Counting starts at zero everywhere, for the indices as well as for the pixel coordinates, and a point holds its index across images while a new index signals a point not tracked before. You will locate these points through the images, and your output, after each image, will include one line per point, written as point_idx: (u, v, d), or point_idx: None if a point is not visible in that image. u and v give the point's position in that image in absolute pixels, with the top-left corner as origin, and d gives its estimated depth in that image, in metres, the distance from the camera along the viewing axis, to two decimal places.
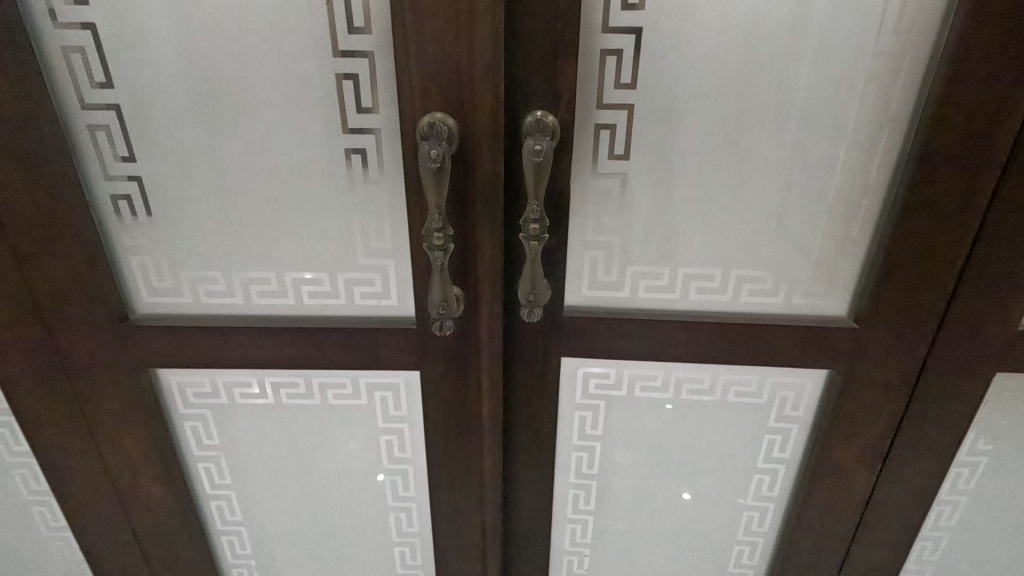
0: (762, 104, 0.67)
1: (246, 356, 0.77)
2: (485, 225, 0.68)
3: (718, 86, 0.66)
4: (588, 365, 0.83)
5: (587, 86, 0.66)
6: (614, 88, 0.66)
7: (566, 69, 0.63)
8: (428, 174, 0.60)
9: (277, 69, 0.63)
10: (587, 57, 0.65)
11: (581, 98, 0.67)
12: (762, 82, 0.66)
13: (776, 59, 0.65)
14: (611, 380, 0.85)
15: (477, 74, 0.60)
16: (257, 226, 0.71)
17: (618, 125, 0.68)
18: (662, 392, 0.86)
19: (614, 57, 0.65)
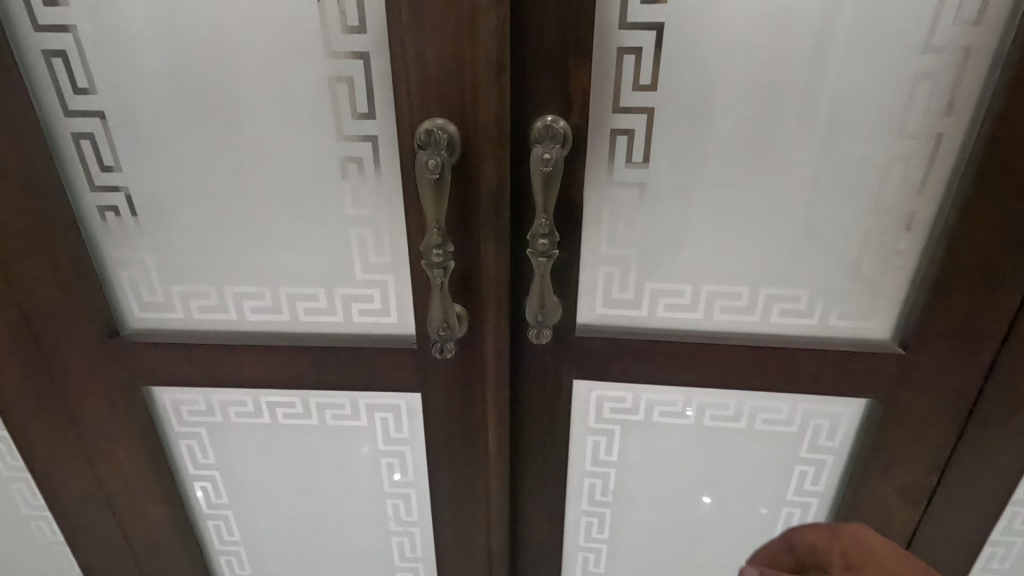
0: (799, 106, 0.60)
1: (241, 375, 0.73)
2: (489, 241, 0.62)
3: (750, 87, 0.60)
4: (602, 388, 0.78)
5: (602, 88, 0.60)
6: (633, 90, 0.60)
7: (579, 70, 0.58)
8: (426, 187, 0.55)
9: (266, 73, 0.58)
10: (603, 56, 0.59)
11: (596, 101, 0.61)
12: (799, 83, 0.59)
13: (815, 57, 0.58)
14: (627, 405, 0.79)
15: (481, 77, 0.55)
16: (248, 239, 0.67)
17: (637, 131, 0.62)
18: (683, 418, 0.79)
19: (633, 56, 0.59)
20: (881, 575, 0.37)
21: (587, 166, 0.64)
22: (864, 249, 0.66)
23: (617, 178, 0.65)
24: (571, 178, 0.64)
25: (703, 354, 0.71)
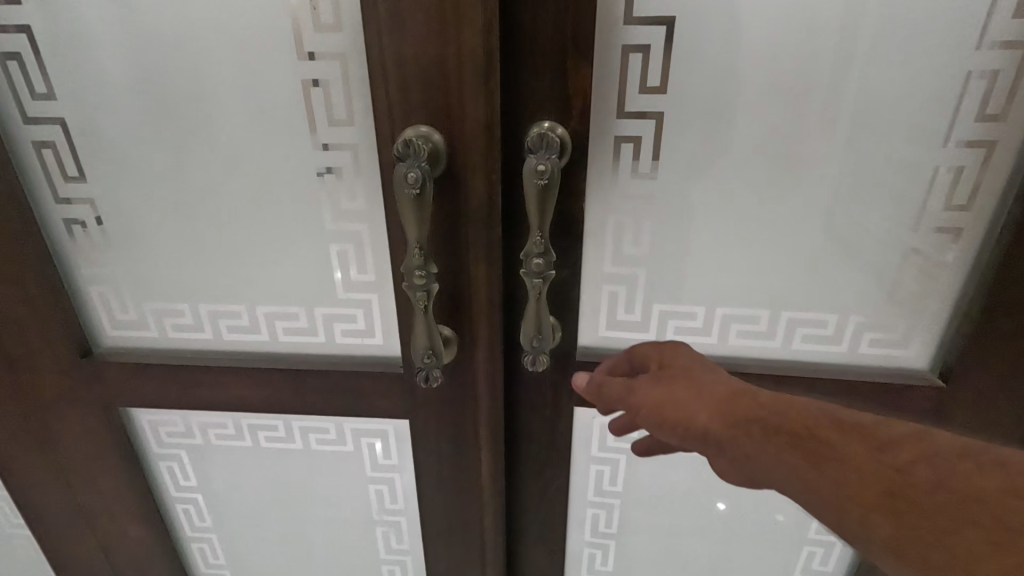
0: (829, 110, 0.53)
1: (219, 397, 0.69)
2: (480, 260, 0.57)
3: (773, 89, 0.53)
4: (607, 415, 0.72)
5: (606, 90, 0.54)
6: (641, 93, 0.54)
7: (578, 71, 0.52)
8: (406, 202, 0.49)
9: (234, 75, 0.53)
10: (606, 55, 0.53)
11: (598, 105, 0.55)
12: (828, 85, 0.53)
13: (848, 54, 0.51)
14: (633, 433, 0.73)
15: (467, 80, 0.49)
16: (220, 254, 0.61)
17: (645, 138, 0.56)
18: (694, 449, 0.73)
19: (640, 54, 0.53)
20: (684, 369, 0.46)
21: (589, 177, 0.58)
22: (900, 270, 0.59)
23: (623, 190, 0.59)
24: (572, 190, 0.58)
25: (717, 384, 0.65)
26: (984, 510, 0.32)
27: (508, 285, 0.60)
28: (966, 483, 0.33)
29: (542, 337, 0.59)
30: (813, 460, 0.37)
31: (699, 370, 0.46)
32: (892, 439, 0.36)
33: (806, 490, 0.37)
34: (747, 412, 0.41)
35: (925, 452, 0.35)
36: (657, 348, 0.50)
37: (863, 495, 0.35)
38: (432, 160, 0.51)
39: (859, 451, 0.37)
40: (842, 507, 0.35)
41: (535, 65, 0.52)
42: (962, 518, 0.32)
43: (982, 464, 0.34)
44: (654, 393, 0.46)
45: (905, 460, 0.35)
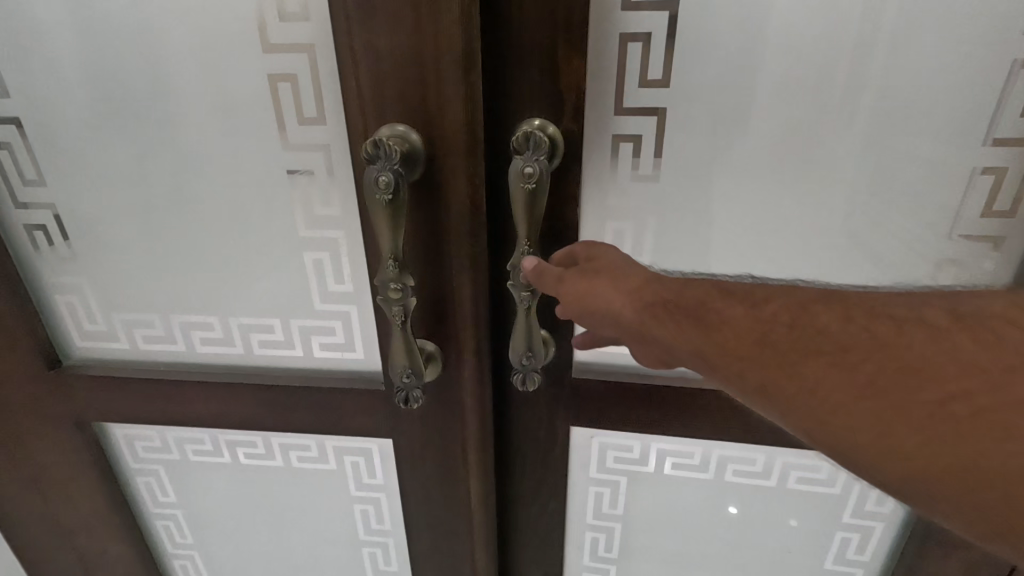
0: (853, 105, 0.48)
1: (193, 413, 0.65)
2: (463, 270, 0.52)
3: (789, 82, 0.48)
4: (606, 434, 0.67)
5: (602, 85, 0.49)
6: (641, 87, 0.49)
7: (571, 62, 0.48)
8: (378, 209, 0.44)
9: (195, 69, 0.49)
10: (602, 46, 0.48)
11: (593, 100, 0.50)
12: (852, 77, 0.47)
13: (874, 40, 0.45)
14: (635, 454, 0.68)
15: (445, 75, 0.44)
16: (189, 262, 0.57)
17: (646, 137, 0.51)
18: (701, 472, 0.69)
19: (640, 43, 0.48)
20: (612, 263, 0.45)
21: (585, 180, 0.53)
22: (930, 283, 0.54)
23: (623, 193, 0.54)
24: (566, 194, 0.53)
25: (728, 405, 0.61)
26: (847, 343, 0.32)
27: (495, 296, 0.55)
28: (819, 320, 0.34)
29: (533, 354, 0.55)
30: (706, 329, 0.37)
31: (613, 256, 0.45)
32: (759, 293, 0.37)
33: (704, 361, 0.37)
34: (643, 289, 0.41)
35: (784, 298, 0.36)
36: (588, 246, 0.47)
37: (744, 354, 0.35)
38: (406, 160, 0.46)
39: (732, 307, 0.37)
40: (716, 358, 0.36)
41: (524, 59, 0.48)
42: (812, 350, 0.33)
43: (831, 301, 0.35)
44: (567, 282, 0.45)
45: (771, 308, 0.36)
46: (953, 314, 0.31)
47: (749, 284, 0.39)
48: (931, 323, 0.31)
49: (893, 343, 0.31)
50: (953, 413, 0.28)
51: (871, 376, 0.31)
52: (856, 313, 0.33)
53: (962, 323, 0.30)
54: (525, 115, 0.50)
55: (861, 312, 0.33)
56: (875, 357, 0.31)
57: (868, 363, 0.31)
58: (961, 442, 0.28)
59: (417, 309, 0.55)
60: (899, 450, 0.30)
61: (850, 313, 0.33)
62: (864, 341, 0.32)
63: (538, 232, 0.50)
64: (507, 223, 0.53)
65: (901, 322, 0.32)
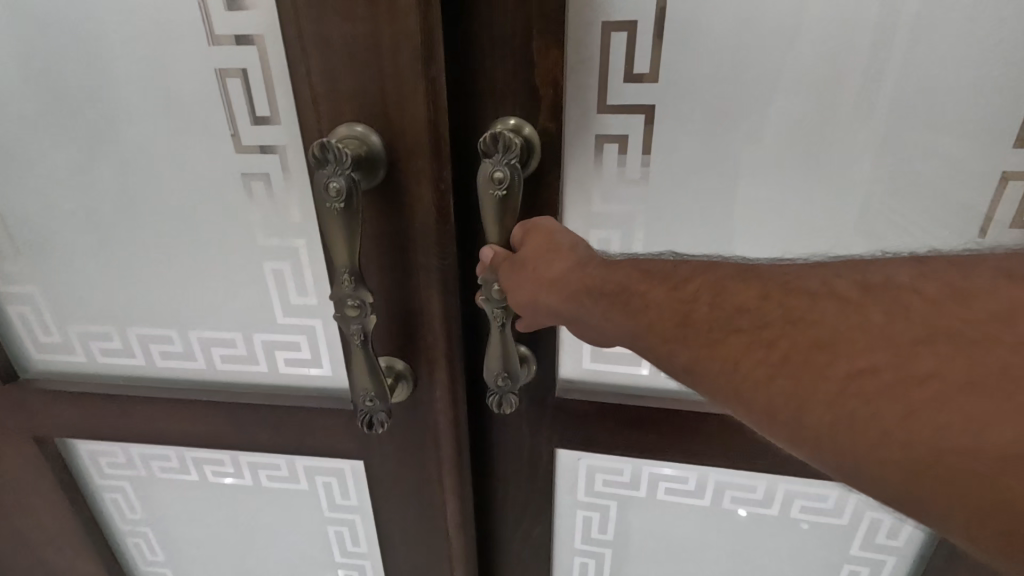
0: (864, 101, 0.42)
1: (155, 431, 0.61)
2: (431, 285, 0.48)
3: (793, 75, 0.43)
4: (594, 457, 0.62)
5: (584, 81, 0.45)
6: (626, 82, 0.45)
7: (548, 55, 0.44)
8: (332, 218, 0.40)
9: (138, 64, 0.45)
10: (582, 37, 0.44)
11: (574, 98, 0.46)
12: (864, 70, 0.42)
13: (889, 27, 0.40)
14: (625, 478, 0.64)
15: (405, 71, 0.40)
16: (143, 272, 0.54)
17: (632, 137, 0.46)
18: (696, 499, 0.64)
19: (625, 33, 0.43)
20: (551, 255, 0.43)
21: (566, 185, 0.49)
22: None
23: (607, 200, 0.49)
24: (544, 201, 0.49)
25: (725, 429, 0.56)
26: (763, 317, 0.30)
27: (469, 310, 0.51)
28: (736, 298, 0.32)
29: (509, 374, 0.51)
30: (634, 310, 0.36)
31: (544, 238, 0.44)
32: (682, 272, 0.36)
33: (639, 340, 0.36)
34: (573, 276, 0.41)
35: (703, 277, 0.34)
36: (525, 228, 0.46)
37: (669, 334, 0.34)
38: (361, 163, 0.42)
39: (652, 288, 0.36)
40: (647, 338, 0.35)
41: (496, 54, 0.44)
42: (730, 328, 0.31)
43: (750, 277, 0.33)
44: (506, 273, 0.45)
45: (688, 286, 0.34)
46: (865, 285, 0.29)
47: (673, 263, 0.37)
48: (842, 295, 0.29)
49: (803, 317, 0.29)
50: (867, 389, 0.25)
51: (787, 351, 0.28)
52: (772, 287, 0.31)
53: (873, 296, 0.28)
54: (499, 115, 0.46)
55: (777, 286, 0.31)
56: (789, 332, 0.29)
57: (782, 339, 0.29)
58: (881, 416, 0.25)
59: (380, 323, 0.51)
60: (818, 431, 0.27)
61: (766, 289, 0.31)
62: (777, 316, 0.30)
63: (509, 240, 0.46)
64: (479, 230, 0.49)
65: (813, 295, 0.30)
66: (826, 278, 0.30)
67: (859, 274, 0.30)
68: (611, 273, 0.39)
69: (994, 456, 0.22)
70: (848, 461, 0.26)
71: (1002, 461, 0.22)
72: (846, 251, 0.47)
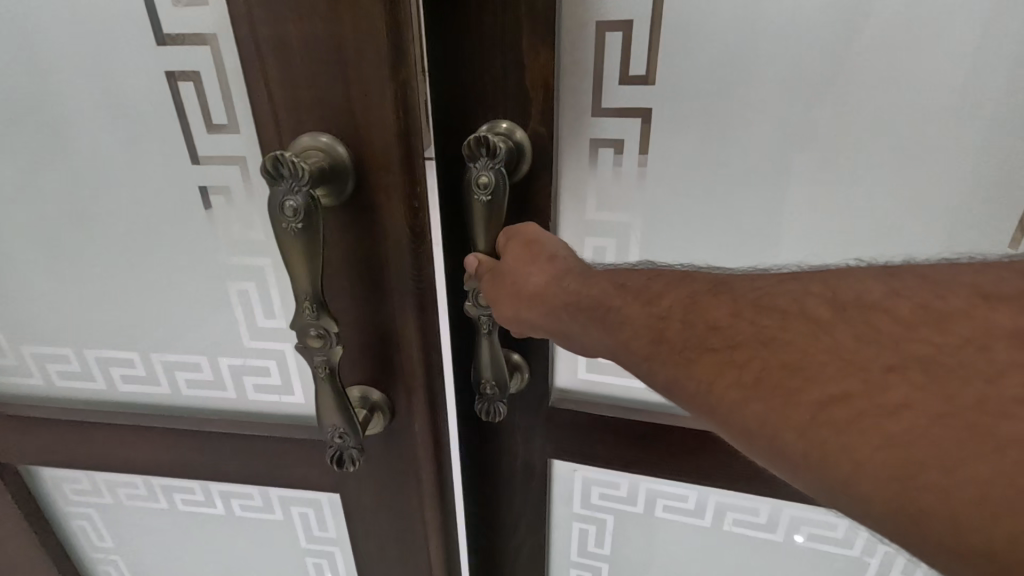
0: (886, 107, 0.38)
1: (117, 459, 0.57)
2: (406, 309, 0.43)
3: (805, 79, 0.39)
4: (589, 469, 0.59)
5: (576, 83, 0.42)
6: (622, 85, 0.41)
7: (537, 57, 0.41)
8: (289, 240, 0.35)
9: (81, 66, 0.41)
10: (574, 37, 0.40)
11: (566, 99, 0.42)
12: (887, 74, 0.38)
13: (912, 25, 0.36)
14: (621, 493, 0.60)
15: (371, 77, 0.35)
16: (99, 292, 0.50)
17: (628, 142, 0.43)
18: (696, 518, 0.60)
19: (620, 32, 0.40)
20: (531, 266, 0.41)
21: (558, 191, 0.46)
22: None
23: (602, 207, 0.46)
24: (534, 210, 0.45)
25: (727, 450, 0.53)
26: (733, 337, 0.28)
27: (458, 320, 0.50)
28: (708, 316, 0.30)
29: (498, 384, 0.48)
30: (611, 325, 0.35)
31: (524, 245, 0.42)
32: (656, 287, 0.34)
33: (618, 354, 0.35)
34: (551, 289, 0.39)
35: (678, 292, 0.33)
36: (508, 234, 0.43)
37: (643, 348, 0.33)
38: (321, 180, 0.37)
39: (628, 304, 0.35)
40: (626, 355, 0.34)
41: (480, 55, 0.41)
42: (704, 347, 0.29)
43: (722, 293, 0.31)
44: (487, 283, 0.43)
45: (663, 301, 0.33)
46: (837, 305, 0.27)
47: (648, 275, 0.36)
48: (812, 316, 0.27)
49: (772, 337, 0.27)
50: (838, 416, 0.24)
51: (760, 372, 0.27)
52: (744, 305, 0.29)
53: (848, 315, 0.26)
54: (486, 118, 0.43)
55: (749, 303, 0.29)
56: (759, 353, 0.27)
57: (755, 361, 0.27)
58: (854, 448, 0.23)
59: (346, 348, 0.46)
60: (793, 458, 0.25)
61: (738, 307, 0.29)
62: (747, 336, 0.28)
63: (492, 247, 0.44)
64: (467, 233, 0.46)
65: (785, 313, 0.28)
66: (798, 297, 0.28)
67: (832, 292, 0.27)
68: (591, 286, 0.38)
69: (970, 494, 0.20)
70: (822, 487, 0.24)
71: (981, 499, 0.20)
72: (820, 259, 0.44)
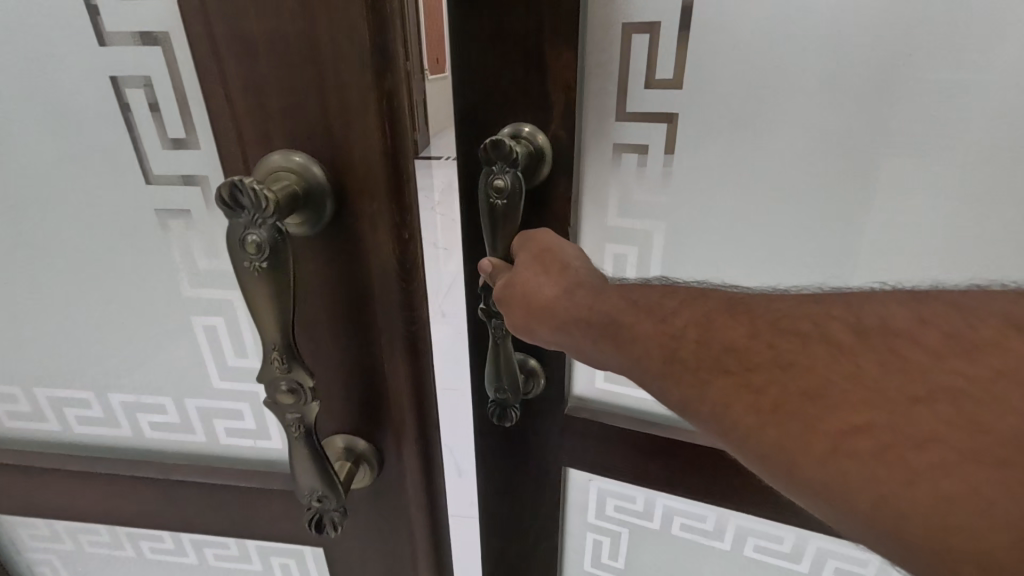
0: (948, 119, 0.34)
1: (73, 508, 0.51)
2: (394, 351, 0.37)
3: (852, 87, 0.35)
4: (605, 481, 0.59)
5: (601, 86, 0.40)
6: (649, 89, 0.39)
7: (557, 57, 0.38)
8: (253, 281, 0.30)
9: (13, 71, 0.35)
10: (600, 39, 0.38)
11: (589, 102, 0.41)
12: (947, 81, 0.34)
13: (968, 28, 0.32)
14: (637, 507, 0.60)
15: (350, 87, 0.30)
16: (48, 326, 0.44)
17: (652, 147, 0.41)
18: (714, 539, 0.59)
19: (648, 35, 0.38)
20: (549, 275, 0.38)
21: (579, 196, 0.44)
22: None
23: (625, 215, 0.44)
24: (553, 218, 0.43)
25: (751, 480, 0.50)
26: (751, 361, 0.27)
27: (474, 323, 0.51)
28: (726, 336, 0.28)
29: (510, 387, 0.48)
30: (624, 345, 0.33)
31: (539, 253, 0.39)
32: (670, 305, 0.32)
33: (628, 372, 0.33)
34: (564, 304, 0.36)
35: (693, 310, 0.31)
36: (523, 239, 0.41)
37: (652, 366, 0.31)
38: (292, 210, 0.31)
39: (640, 321, 0.32)
40: (638, 375, 0.32)
41: (501, 62, 0.39)
42: (719, 368, 0.28)
43: (739, 313, 0.29)
44: (502, 290, 0.39)
45: (679, 319, 0.31)
46: (860, 329, 0.25)
47: (662, 291, 0.33)
48: (831, 339, 0.26)
49: (793, 362, 0.26)
50: (861, 449, 0.23)
51: (783, 400, 0.26)
52: (763, 327, 0.28)
53: (869, 342, 0.25)
54: (501, 120, 0.40)
55: (766, 324, 0.28)
56: (780, 378, 0.26)
57: (773, 386, 0.26)
58: (883, 482, 0.22)
59: (324, 393, 0.40)
60: (815, 488, 0.24)
61: (755, 328, 0.28)
62: (765, 360, 0.27)
63: (508, 252, 0.42)
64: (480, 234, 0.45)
65: (804, 336, 0.26)
66: (819, 319, 0.27)
67: (855, 316, 0.26)
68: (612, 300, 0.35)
69: (1001, 536, 0.20)
70: (840, 514, 0.24)
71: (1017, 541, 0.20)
72: (844, 283, 0.41)
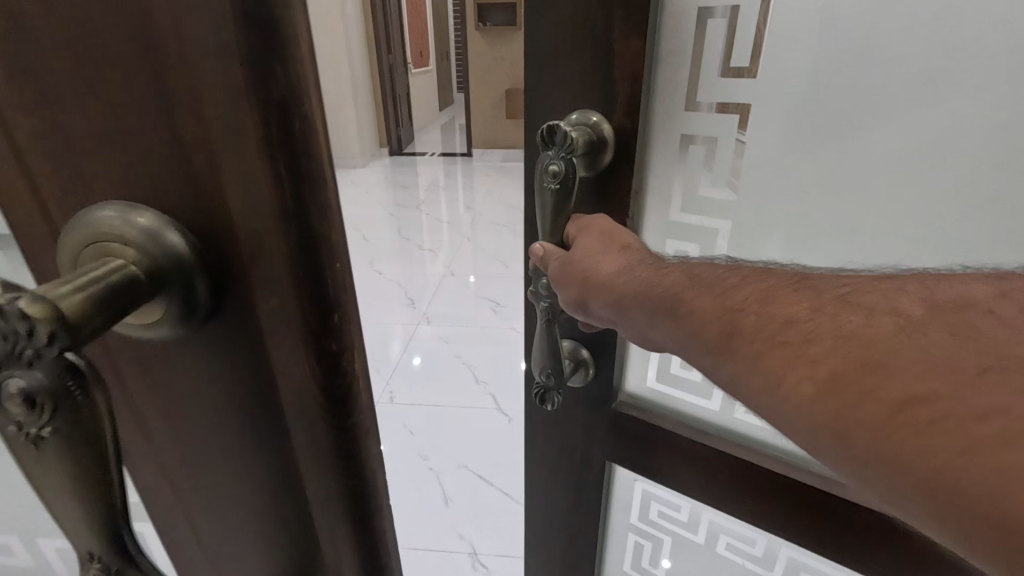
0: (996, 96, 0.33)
1: None
2: (328, 512, 0.23)
3: (917, 59, 0.35)
4: (650, 482, 0.59)
5: (672, 72, 0.42)
6: (720, 77, 0.41)
7: (624, 49, 0.40)
8: (34, 457, 0.16)
9: None
10: (676, 23, 0.41)
11: (664, 97, 0.43)
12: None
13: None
14: (682, 517, 0.59)
15: (205, 93, 0.16)
16: None
17: (720, 141, 0.43)
18: (764, 568, 0.55)
19: (724, 19, 0.40)
20: (615, 254, 0.39)
21: (647, 191, 0.46)
22: None
23: (688, 210, 0.46)
24: (612, 203, 0.44)
25: (785, 485, 0.45)
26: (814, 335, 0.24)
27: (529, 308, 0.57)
28: (787, 307, 0.26)
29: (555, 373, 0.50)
30: (674, 313, 0.32)
31: (595, 237, 0.41)
32: (731, 280, 0.30)
33: (678, 343, 0.32)
34: (622, 278, 0.36)
35: (755, 285, 0.28)
36: (580, 224, 0.43)
37: (704, 332, 0.29)
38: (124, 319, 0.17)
39: (700, 294, 0.30)
40: (691, 349, 0.31)
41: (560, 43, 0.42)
42: (776, 339, 0.26)
43: (802, 287, 0.27)
44: (555, 269, 0.42)
45: (739, 294, 0.29)
46: (933, 303, 0.24)
47: (726, 269, 0.31)
48: (901, 312, 0.24)
49: (855, 332, 0.24)
50: (923, 419, 0.21)
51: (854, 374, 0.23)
52: (829, 301, 0.25)
53: (939, 315, 0.23)
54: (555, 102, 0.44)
55: (831, 298, 0.25)
56: (844, 347, 0.23)
57: (831, 358, 0.24)
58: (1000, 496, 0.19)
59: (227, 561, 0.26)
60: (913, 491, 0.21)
61: (820, 301, 0.26)
62: (823, 331, 0.24)
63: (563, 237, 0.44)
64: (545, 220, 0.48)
65: (870, 309, 0.24)
66: (888, 294, 0.25)
67: (926, 291, 0.25)
68: (674, 271, 0.34)
69: None
70: (943, 523, 0.20)
71: None
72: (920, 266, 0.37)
